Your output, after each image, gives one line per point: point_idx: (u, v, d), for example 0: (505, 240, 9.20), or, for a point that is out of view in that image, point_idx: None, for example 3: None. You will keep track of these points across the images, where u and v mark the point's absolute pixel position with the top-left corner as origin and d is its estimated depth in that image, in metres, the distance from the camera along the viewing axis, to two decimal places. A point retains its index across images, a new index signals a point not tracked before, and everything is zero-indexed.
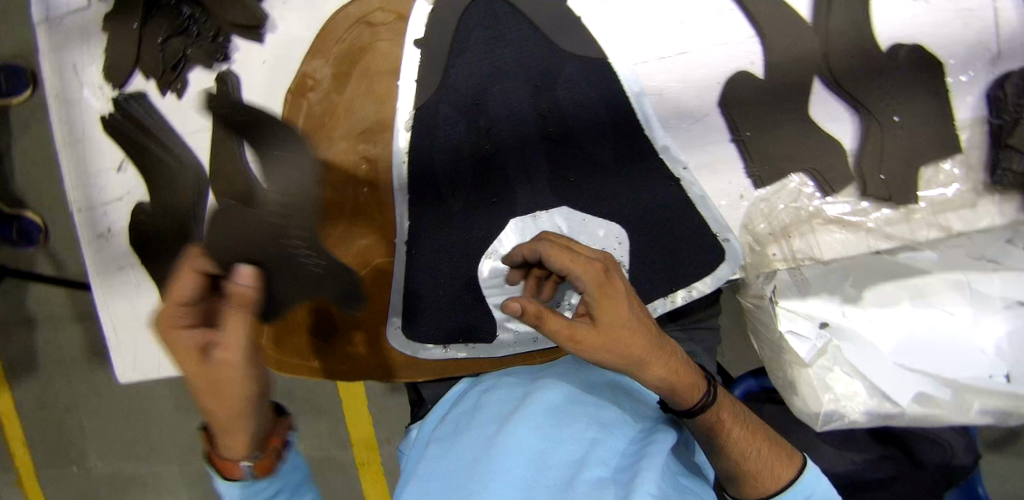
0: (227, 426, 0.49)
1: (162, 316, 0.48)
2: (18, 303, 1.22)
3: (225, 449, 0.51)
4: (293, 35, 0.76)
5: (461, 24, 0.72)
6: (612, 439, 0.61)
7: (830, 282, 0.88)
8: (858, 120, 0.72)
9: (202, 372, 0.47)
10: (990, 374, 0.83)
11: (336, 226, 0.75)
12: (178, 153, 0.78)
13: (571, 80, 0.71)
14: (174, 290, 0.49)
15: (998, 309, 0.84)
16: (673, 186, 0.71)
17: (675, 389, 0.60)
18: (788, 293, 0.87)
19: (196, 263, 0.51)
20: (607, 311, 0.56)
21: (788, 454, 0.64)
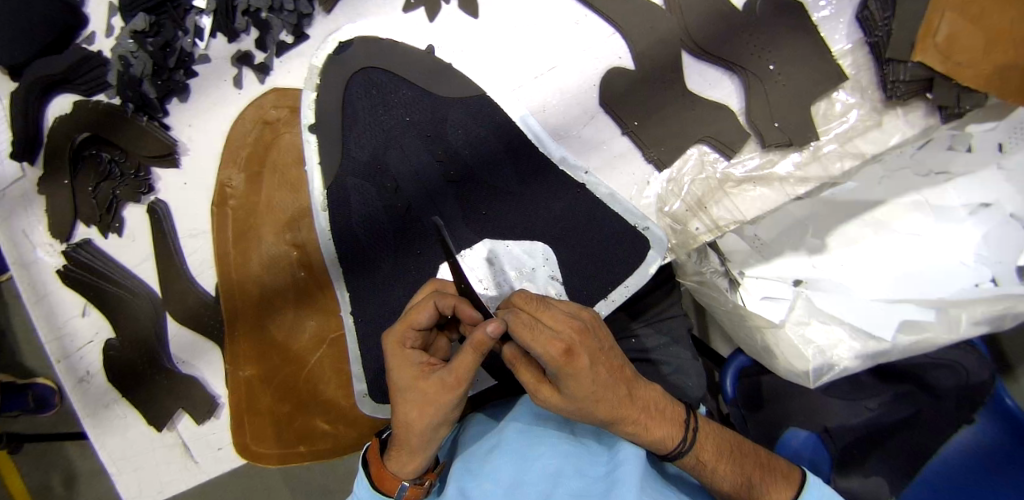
0: (407, 458, 0.59)
1: (396, 334, 0.59)
2: (51, 465, 1.16)
3: (397, 466, 0.60)
4: (205, 151, 0.81)
5: (346, 98, 0.76)
6: (590, 451, 0.64)
7: (792, 237, 0.91)
8: (737, 79, 0.74)
9: (420, 392, 0.55)
10: (978, 283, 0.86)
11: (285, 315, 0.80)
12: (131, 286, 0.83)
13: (457, 122, 0.75)
14: (414, 315, 0.59)
15: (965, 217, 0.88)
16: (580, 191, 0.74)
17: (652, 432, 0.60)
18: (752, 261, 0.91)
19: (438, 297, 0.60)
20: (574, 384, 0.52)
21: (785, 475, 0.65)
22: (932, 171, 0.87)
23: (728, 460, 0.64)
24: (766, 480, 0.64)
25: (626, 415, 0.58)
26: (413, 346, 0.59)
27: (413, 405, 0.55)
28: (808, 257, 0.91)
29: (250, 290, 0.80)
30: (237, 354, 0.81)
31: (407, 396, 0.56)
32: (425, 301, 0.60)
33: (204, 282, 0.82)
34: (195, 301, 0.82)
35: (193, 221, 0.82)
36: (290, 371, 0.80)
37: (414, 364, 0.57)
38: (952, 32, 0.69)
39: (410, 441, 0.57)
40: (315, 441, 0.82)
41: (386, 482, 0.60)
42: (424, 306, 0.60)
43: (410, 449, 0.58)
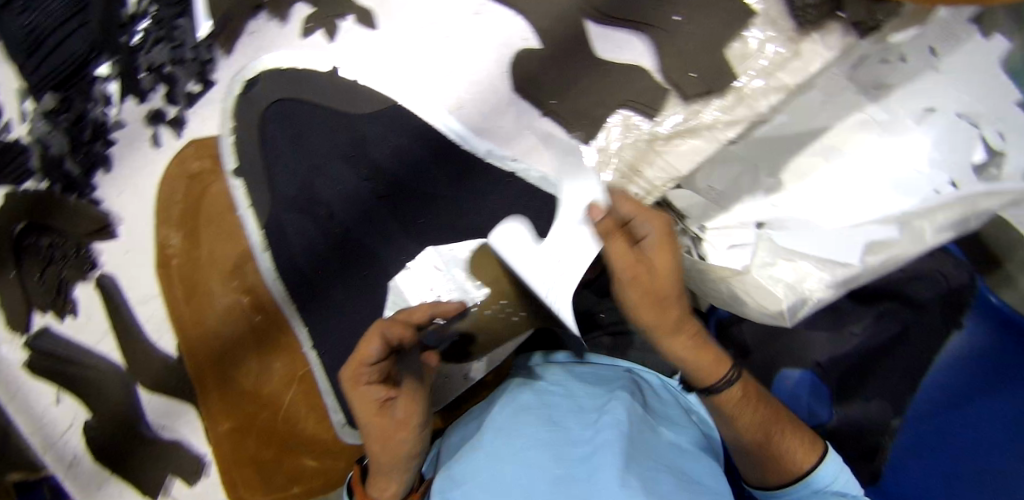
0: (385, 486, 0.62)
1: (351, 372, 0.57)
2: None
3: (375, 490, 0.63)
4: (139, 217, 0.80)
5: (264, 136, 0.76)
6: (568, 429, 0.63)
7: (747, 179, 0.88)
8: (645, 36, 0.72)
9: (381, 427, 0.59)
10: (936, 188, 0.84)
11: (250, 362, 0.79)
12: (94, 362, 0.83)
13: (378, 136, 0.74)
14: (362, 352, 0.56)
15: (913, 125, 0.86)
16: (512, 180, 0.73)
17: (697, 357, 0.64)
18: (709, 213, 0.87)
19: (382, 328, 0.56)
20: (662, 259, 0.57)
21: (811, 443, 0.69)
22: (871, 86, 0.86)
23: (759, 411, 0.67)
24: (786, 438, 0.68)
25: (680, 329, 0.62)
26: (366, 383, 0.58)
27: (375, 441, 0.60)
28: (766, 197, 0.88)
29: (211, 344, 0.79)
30: (213, 409, 0.80)
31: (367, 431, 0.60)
32: (373, 333, 0.56)
33: (165, 345, 0.82)
34: (162, 366, 0.82)
35: (143, 287, 0.81)
36: (268, 415, 0.80)
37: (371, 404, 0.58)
38: None
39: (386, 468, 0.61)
40: (305, 479, 0.82)
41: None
42: (370, 339, 0.56)
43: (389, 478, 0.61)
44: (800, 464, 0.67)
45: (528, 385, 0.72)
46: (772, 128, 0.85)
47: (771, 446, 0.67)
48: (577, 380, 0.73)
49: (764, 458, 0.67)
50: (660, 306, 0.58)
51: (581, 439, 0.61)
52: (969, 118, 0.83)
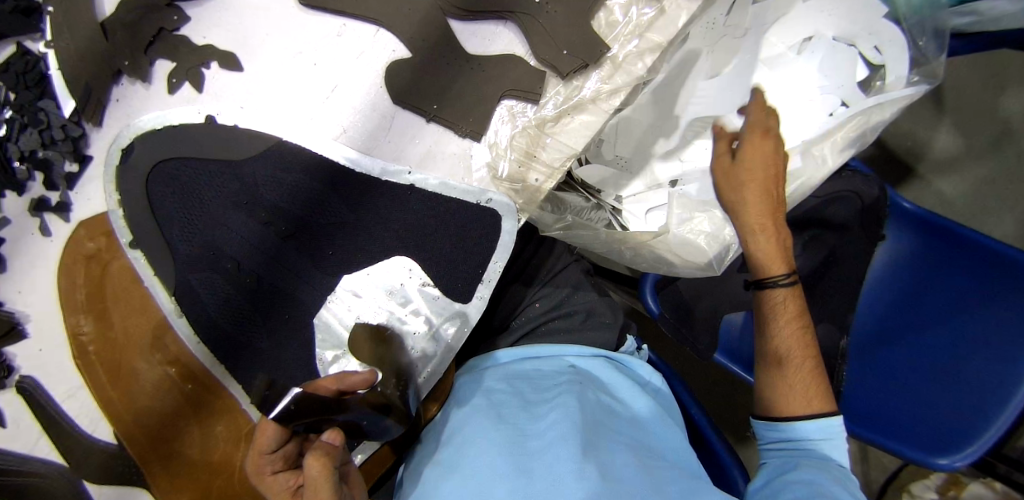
0: None
1: (254, 464, 0.62)
2: None
3: None
4: (44, 312, 0.77)
5: (154, 201, 0.73)
6: (536, 443, 0.67)
7: (654, 142, 0.99)
8: (511, 25, 0.73)
9: None
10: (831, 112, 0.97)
11: (191, 432, 0.77)
12: (38, 470, 0.78)
13: (267, 178, 0.72)
14: (257, 444, 0.62)
15: (796, 57, 0.99)
16: (412, 192, 0.72)
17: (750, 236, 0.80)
18: (623, 181, 0.97)
19: (267, 423, 0.62)
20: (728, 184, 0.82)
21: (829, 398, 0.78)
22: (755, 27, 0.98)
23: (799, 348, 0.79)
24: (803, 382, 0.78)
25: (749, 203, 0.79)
26: (277, 468, 0.63)
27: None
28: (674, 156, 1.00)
29: (148, 424, 0.76)
30: (165, 490, 0.77)
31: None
32: (265, 424, 0.62)
33: (103, 434, 0.79)
34: (104, 457, 0.79)
35: (65, 381, 0.78)
36: (224, 482, 0.78)
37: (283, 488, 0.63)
38: None
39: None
40: None
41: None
42: (266, 430, 0.62)
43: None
44: (807, 403, 0.77)
45: (487, 391, 0.75)
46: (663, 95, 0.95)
47: (784, 375, 0.79)
48: (530, 383, 0.77)
49: (773, 385, 0.79)
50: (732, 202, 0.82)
51: (549, 444, 0.66)
52: (845, 40, 0.96)
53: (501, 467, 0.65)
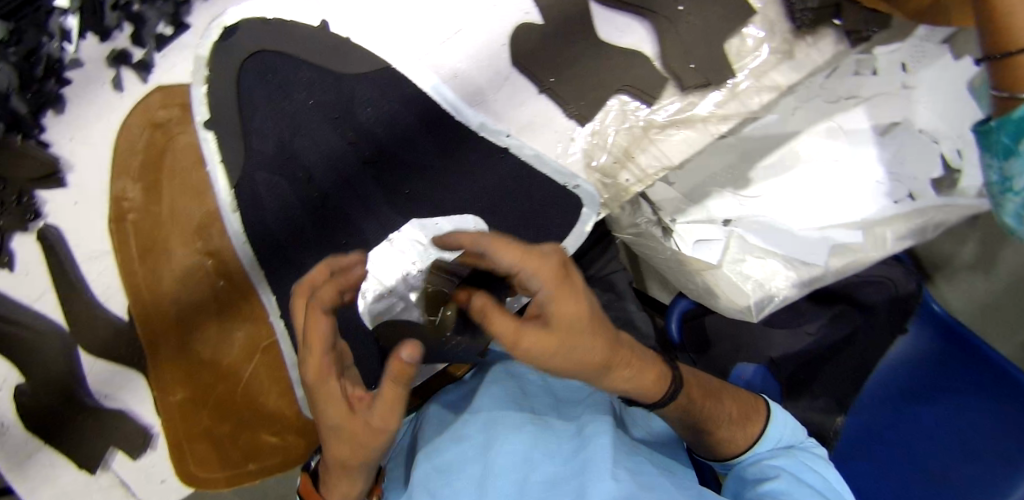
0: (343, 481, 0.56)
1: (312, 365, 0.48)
2: None
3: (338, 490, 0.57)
4: (88, 167, 0.73)
5: (242, 89, 0.70)
6: (556, 434, 0.63)
7: (727, 175, 0.93)
8: (648, 23, 0.72)
9: (347, 430, 0.49)
10: (897, 200, 0.93)
11: (209, 329, 0.74)
12: (32, 324, 0.74)
13: (365, 100, 0.70)
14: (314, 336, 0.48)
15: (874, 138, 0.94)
16: (504, 156, 0.71)
17: (609, 376, 0.52)
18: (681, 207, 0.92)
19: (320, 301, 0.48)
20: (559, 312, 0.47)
21: (752, 408, 0.68)
22: (842, 97, 0.93)
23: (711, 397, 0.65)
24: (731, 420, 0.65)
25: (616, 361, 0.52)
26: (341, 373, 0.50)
27: (343, 444, 0.50)
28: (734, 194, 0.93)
29: (165, 310, 0.74)
30: (162, 380, 0.75)
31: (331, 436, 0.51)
32: (316, 309, 0.47)
33: (116, 308, 0.76)
34: (110, 330, 0.76)
35: (94, 244, 0.74)
36: (225, 388, 0.75)
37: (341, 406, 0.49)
38: None
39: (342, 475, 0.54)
40: (262, 456, 0.78)
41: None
42: (318, 317, 0.48)
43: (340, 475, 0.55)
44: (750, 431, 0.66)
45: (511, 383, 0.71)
46: (746, 133, 0.91)
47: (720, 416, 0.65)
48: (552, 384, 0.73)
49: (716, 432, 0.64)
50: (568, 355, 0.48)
51: (572, 443, 0.61)
52: (930, 135, 0.92)
53: (528, 454, 0.60)
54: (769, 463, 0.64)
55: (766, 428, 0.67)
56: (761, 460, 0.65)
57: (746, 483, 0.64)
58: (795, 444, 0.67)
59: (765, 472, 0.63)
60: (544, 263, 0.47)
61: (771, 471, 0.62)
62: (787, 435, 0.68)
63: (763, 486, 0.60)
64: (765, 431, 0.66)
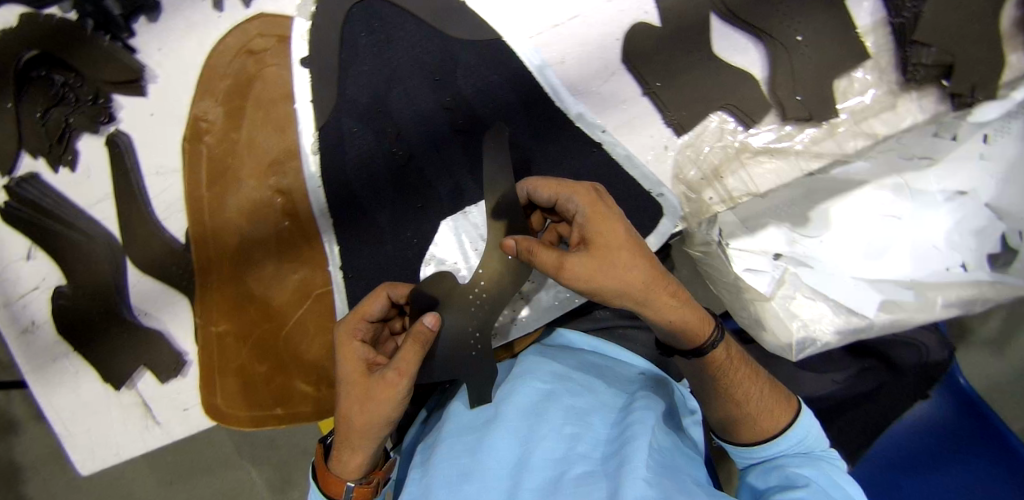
0: (348, 457, 0.57)
1: (349, 324, 0.59)
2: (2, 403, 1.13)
3: (338, 465, 0.58)
4: (175, 82, 0.72)
5: (346, 33, 0.69)
6: (592, 431, 0.60)
7: (785, 211, 0.89)
8: (763, 47, 0.71)
9: (358, 389, 0.56)
10: (949, 267, 0.87)
11: (264, 267, 0.73)
12: (88, 229, 0.74)
13: (469, 68, 0.69)
14: (364, 307, 0.61)
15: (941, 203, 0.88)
16: (596, 150, 0.70)
17: (654, 304, 0.55)
18: (737, 233, 0.87)
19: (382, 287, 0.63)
20: (601, 229, 0.54)
21: (786, 398, 0.63)
22: (915, 155, 0.87)
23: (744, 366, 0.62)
24: (768, 405, 0.61)
25: (662, 293, 0.56)
26: (365, 337, 0.59)
27: (357, 400, 0.55)
28: (791, 232, 0.88)
29: (225, 239, 0.72)
30: (207, 308, 0.74)
31: (349, 394, 0.56)
32: (380, 290, 0.62)
33: (173, 228, 0.74)
34: (162, 249, 0.74)
35: (162, 159, 0.73)
36: (269, 327, 0.74)
37: (358, 365, 0.57)
38: (955, 25, 0.72)
39: (347, 443, 0.57)
40: (293, 403, 0.76)
41: (332, 487, 0.58)
42: (377, 297, 0.62)
43: (349, 445, 0.57)
44: (777, 419, 0.61)
45: (558, 372, 0.68)
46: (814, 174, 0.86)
47: (750, 395, 0.61)
48: (603, 377, 0.69)
49: (745, 406, 0.61)
50: (612, 275, 0.53)
51: (608, 443, 0.58)
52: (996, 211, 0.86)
53: (567, 450, 0.57)
54: (787, 470, 0.58)
55: (793, 423, 0.61)
56: (778, 467, 0.60)
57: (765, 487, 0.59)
58: (824, 455, 0.60)
59: (781, 479, 0.58)
60: (577, 186, 0.57)
61: (786, 480, 0.57)
62: (811, 441, 0.61)
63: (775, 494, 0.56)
64: (790, 425, 0.61)
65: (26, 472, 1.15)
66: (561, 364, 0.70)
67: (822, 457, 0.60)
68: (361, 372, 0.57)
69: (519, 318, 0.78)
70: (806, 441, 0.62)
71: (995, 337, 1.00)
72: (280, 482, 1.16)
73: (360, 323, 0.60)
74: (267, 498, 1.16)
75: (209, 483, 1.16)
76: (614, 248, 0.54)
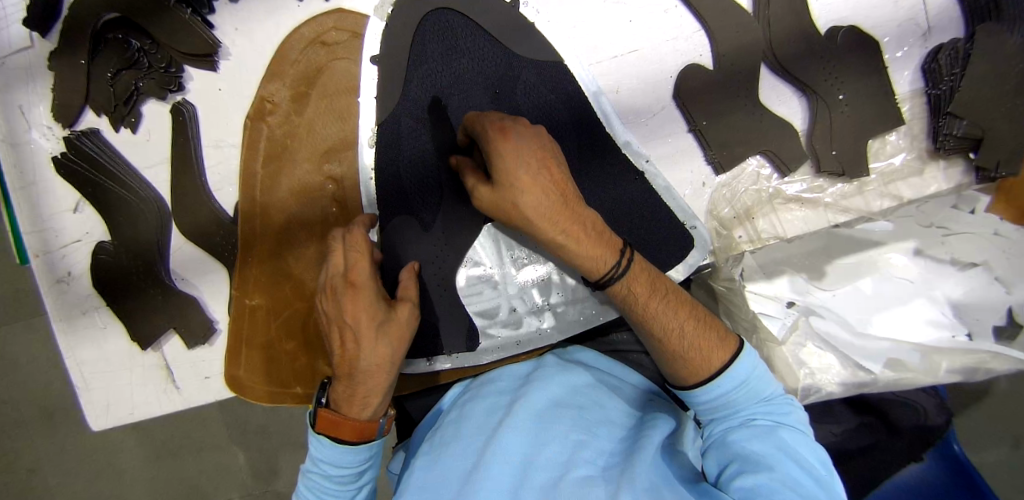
0: (372, 399, 0.62)
1: (356, 268, 0.63)
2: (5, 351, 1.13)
3: (365, 409, 0.62)
4: (247, 62, 0.75)
5: (417, 38, 0.72)
6: (598, 440, 0.61)
7: (803, 261, 0.84)
8: (806, 100, 0.77)
9: (388, 327, 0.62)
10: (952, 335, 0.81)
11: (306, 249, 0.76)
12: (139, 189, 0.77)
13: (528, 84, 0.73)
14: (359, 254, 0.64)
15: (953, 273, 0.82)
16: (638, 178, 0.74)
17: (557, 238, 0.61)
18: (755, 276, 0.82)
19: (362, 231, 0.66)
20: (498, 163, 0.60)
21: (722, 336, 0.62)
22: (933, 223, 0.81)
23: (660, 299, 0.63)
24: (703, 341, 0.61)
25: (573, 229, 0.61)
26: (373, 282, 0.64)
27: (394, 338, 0.62)
28: (807, 283, 0.83)
29: (272, 217, 0.75)
30: (243, 280, 0.76)
31: (384, 336, 0.62)
32: (362, 236, 0.65)
33: (223, 200, 0.77)
34: (210, 218, 0.77)
35: (223, 133, 0.76)
36: (301, 307, 0.77)
37: (379, 307, 0.63)
38: (988, 105, 0.76)
39: (381, 382, 0.62)
40: (311, 383, 0.78)
41: (365, 433, 0.62)
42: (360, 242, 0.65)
43: (382, 384, 0.62)
44: (709, 364, 0.60)
45: (571, 384, 0.68)
46: (835, 228, 0.82)
47: (674, 340, 0.61)
48: (612, 392, 0.69)
49: (672, 349, 0.61)
50: (506, 204, 0.60)
51: (613, 455, 0.59)
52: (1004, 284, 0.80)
53: (571, 455, 0.58)
54: (745, 448, 0.56)
55: (731, 364, 0.60)
56: (734, 444, 0.58)
57: (721, 461, 0.58)
58: (780, 419, 0.59)
59: (738, 457, 0.56)
60: (492, 121, 0.62)
61: (745, 459, 0.55)
62: (754, 395, 0.60)
63: (734, 482, 0.54)
64: (724, 369, 0.60)
65: (18, 425, 1.15)
66: (574, 375, 0.70)
67: (781, 425, 0.58)
68: (378, 312, 0.62)
69: (542, 329, 0.77)
70: (749, 385, 0.60)
71: (996, 412, 1.02)
72: (270, 469, 1.16)
73: (370, 279, 0.63)
74: (255, 483, 1.16)
75: (198, 459, 1.16)
76: (507, 173, 0.59)
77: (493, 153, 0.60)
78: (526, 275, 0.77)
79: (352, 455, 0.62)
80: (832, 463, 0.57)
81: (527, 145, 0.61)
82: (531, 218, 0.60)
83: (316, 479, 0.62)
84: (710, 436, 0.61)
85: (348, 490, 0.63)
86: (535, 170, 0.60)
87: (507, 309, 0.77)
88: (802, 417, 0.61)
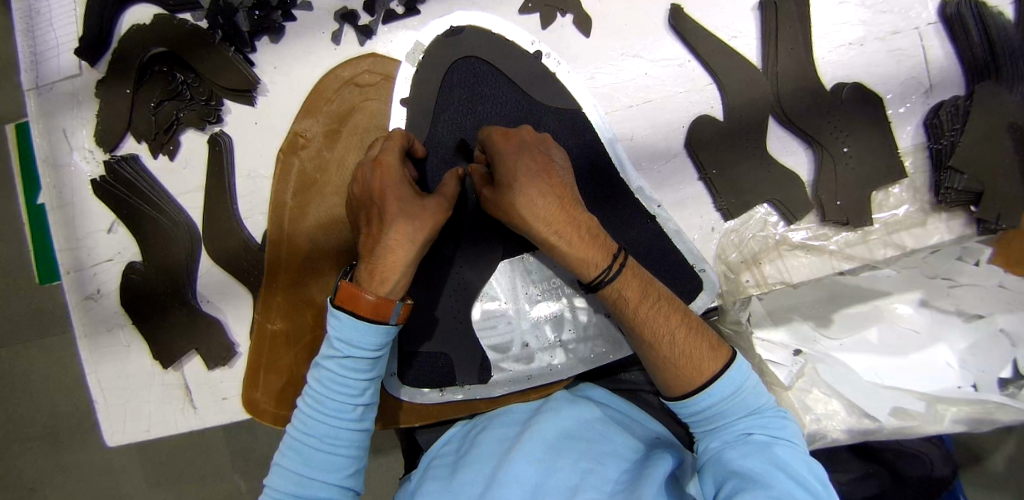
0: (393, 276, 0.61)
1: (387, 162, 0.66)
2: (19, 365, 1.15)
3: (386, 287, 0.61)
4: (284, 99, 0.80)
5: (446, 82, 0.77)
6: (603, 471, 0.62)
7: (810, 310, 0.85)
8: (812, 152, 0.81)
9: (415, 211, 0.63)
10: (959, 386, 0.82)
11: (327, 276, 0.79)
12: (173, 214, 0.81)
13: (547, 128, 0.77)
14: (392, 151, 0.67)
15: (959, 323, 0.84)
16: (650, 222, 0.77)
17: (552, 240, 0.64)
18: (762, 323, 0.85)
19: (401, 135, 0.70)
20: (499, 166, 0.65)
21: (714, 345, 0.63)
22: (938, 274, 0.83)
23: (651, 303, 0.66)
24: (697, 347, 0.63)
25: (563, 230, 0.64)
26: (401, 169, 0.66)
27: (418, 221, 0.63)
28: (814, 332, 0.84)
29: (297, 245, 0.78)
30: (264, 302, 0.79)
31: (407, 215, 0.63)
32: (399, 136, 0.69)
33: (252, 227, 0.81)
34: (238, 244, 0.80)
35: (257, 164, 0.81)
36: (319, 332, 0.79)
37: (407, 193, 0.65)
38: (988, 163, 0.79)
39: (395, 263, 0.61)
40: None
41: (381, 311, 0.59)
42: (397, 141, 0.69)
43: (398, 265, 0.62)
44: (699, 374, 0.62)
45: (578, 417, 0.70)
46: (840, 275, 0.84)
47: (660, 344, 0.64)
48: (620, 427, 0.70)
49: (663, 348, 0.64)
50: (505, 203, 0.64)
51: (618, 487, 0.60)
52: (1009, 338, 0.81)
53: (578, 483, 0.60)
54: (742, 466, 0.57)
55: (722, 373, 0.62)
56: (731, 461, 0.58)
57: (720, 478, 0.58)
58: (776, 434, 0.60)
59: (736, 475, 0.56)
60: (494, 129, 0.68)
61: (744, 477, 0.56)
62: (743, 406, 0.61)
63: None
64: (715, 379, 0.61)
65: (24, 441, 1.17)
66: (582, 409, 0.71)
67: (777, 439, 0.59)
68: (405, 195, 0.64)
69: (554, 365, 0.78)
70: (741, 395, 0.62)
71: (1003, 467, 1.02)
72: None
73: (398, 168, 0.66)
74: None
75: (199, 483, 1.16)
76: (507, 176, 0.64)
77: (496, 156, 0.65)
78: (539, 311, 0.79)
79: (369, 335, 0.60)
80: (827, 478, 0.58)
81: (525, 153, 0.66)
82: (528, 219, 0.64)
83: (332, 363, 0.61)
84: (707, 451, 0.62)
85: (360, 379, 0.61)
86: (535, 173, 0.64)
87: (520, 344, 0.79)
88: (796, 431, 0.62)
